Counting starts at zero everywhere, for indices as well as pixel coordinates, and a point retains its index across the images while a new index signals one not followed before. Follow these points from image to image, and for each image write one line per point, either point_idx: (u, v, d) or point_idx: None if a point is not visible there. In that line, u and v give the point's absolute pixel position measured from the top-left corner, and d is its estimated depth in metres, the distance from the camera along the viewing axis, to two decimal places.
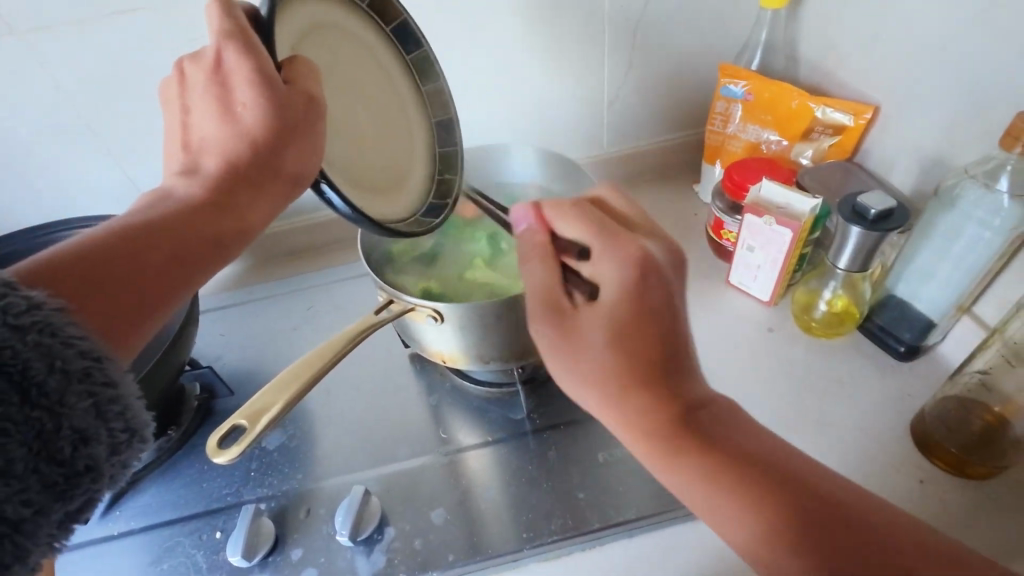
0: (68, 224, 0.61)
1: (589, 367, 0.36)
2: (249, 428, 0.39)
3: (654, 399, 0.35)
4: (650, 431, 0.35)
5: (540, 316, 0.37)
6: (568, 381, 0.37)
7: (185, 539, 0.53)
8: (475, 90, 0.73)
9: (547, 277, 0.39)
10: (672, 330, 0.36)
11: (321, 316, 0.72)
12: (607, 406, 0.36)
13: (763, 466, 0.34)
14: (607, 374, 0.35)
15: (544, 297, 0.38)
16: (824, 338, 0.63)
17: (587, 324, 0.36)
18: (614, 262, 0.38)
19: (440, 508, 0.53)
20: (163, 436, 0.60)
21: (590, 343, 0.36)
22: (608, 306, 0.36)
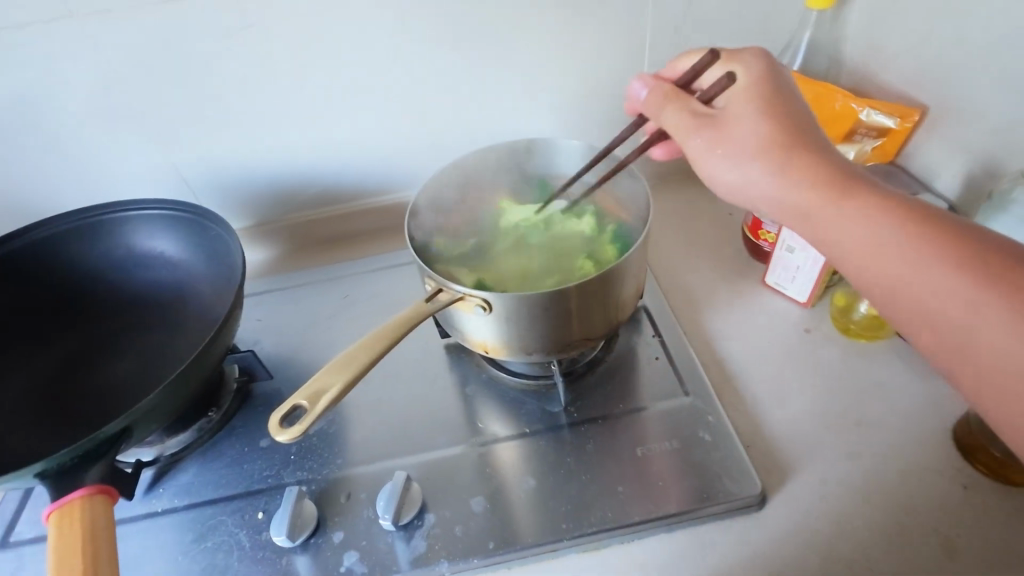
0: (113, 206, 0.62)
1: (744, 132, 0.44)
2: (312, 409, 0.38)
3: (806, 152, 0.43)
4: (814, 174, 0.42)
5: (689, 125, 0.47)
6: (733, 151, 0.45)
7: (228, 518, 0.54)
8: (516, 84, 0.74)
9: (685, 98, 0.48)
10: (796, 106, 0.45)
11: (356, 304, 0.73)
12: (777, 171, 0.43)
13: (907, 208, 0.40)
14: (765, 146, 0.43)
15: (689, 111, 0.47)
16: (863, 340, 0.63)
17: (738, 116, 0.45)
18: (736, 62, 0.48)
19: (479, 496, 0.53)
20: (203, 417, 0.61)
21: (741, 125, 0.45)
22: (735, 100, 0.46)
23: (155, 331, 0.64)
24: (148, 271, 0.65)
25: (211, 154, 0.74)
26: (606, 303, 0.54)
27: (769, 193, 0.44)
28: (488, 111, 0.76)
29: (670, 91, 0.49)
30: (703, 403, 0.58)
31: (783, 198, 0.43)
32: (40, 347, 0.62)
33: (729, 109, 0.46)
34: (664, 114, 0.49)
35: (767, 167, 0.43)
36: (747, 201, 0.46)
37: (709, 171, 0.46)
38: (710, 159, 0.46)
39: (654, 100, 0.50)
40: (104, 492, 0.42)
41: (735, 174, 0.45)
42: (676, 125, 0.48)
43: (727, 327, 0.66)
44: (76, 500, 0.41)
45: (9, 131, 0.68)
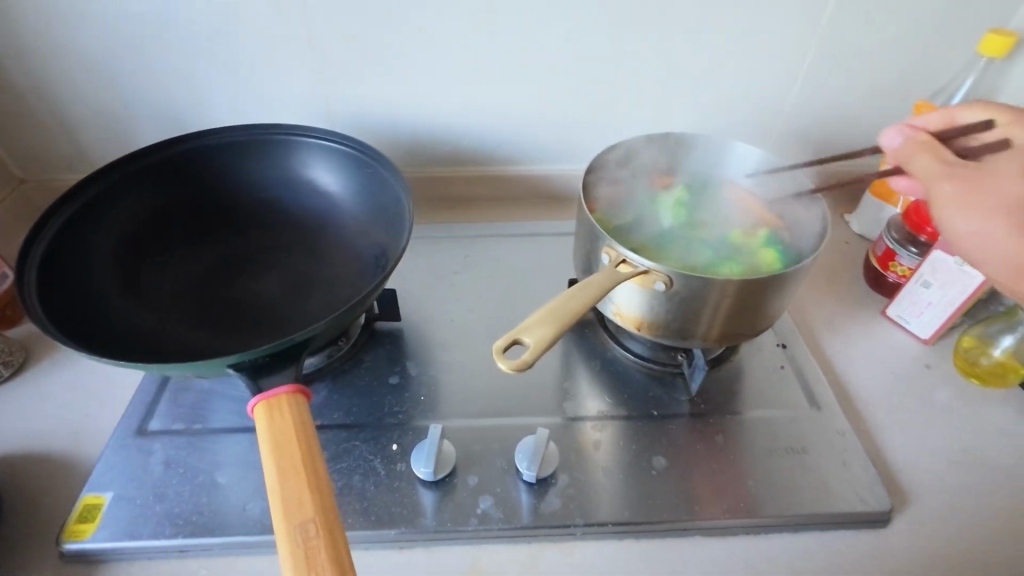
0: (285, 128, 0.64)
1: (999, 196, 0.44)
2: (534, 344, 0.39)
3: None
4: None
5: (942, 172, 0.47)
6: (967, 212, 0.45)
7: (362, 444, 0.55)
8: (682, 79, 0.75)
9: (939, 151, 0.49)
10: None
11: (479, 266, 0.75)
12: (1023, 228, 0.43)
13: None
14: (1015, 203, 0.44)
15: (946, 161, 0.48)
16: (975, 382, 0.64)
17: (1004, 172, 0.45)
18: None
19: (610, 467, 0.55)
20: (334, 344, 0.62)
21: (1002, 182, 0.45)
22: (1002, 159, 0.47)
23: (297, 255, 0.65)
24: (298, 197, 0.67)
25: (364, 97, 0.76)
26: (763, 308, 0.54)
27: (1008, 247, 0.44)
28: (647, 101, 0.77)
29: (925, 142, 0.50)
30: (829, 417, 0.59)
31: (1018, 252, 0.44)
32: (187, 250, 0.64)
33: (990, 164, 0.47)
34: (913, 161, 0.50)
35: (1009, 220, 0.44)
36: (973, 251, 0.46)
37: (945, 220, 0.47)
38: (950, 210, 0.46)
39: (907, 148, 0.51)
40: (303, 391, 0.42)
41: (970, 222, 0.45)
42: (924, 174, 0.49)
43: (847, 349, 0.67)
44: (282, 395, 0.41)
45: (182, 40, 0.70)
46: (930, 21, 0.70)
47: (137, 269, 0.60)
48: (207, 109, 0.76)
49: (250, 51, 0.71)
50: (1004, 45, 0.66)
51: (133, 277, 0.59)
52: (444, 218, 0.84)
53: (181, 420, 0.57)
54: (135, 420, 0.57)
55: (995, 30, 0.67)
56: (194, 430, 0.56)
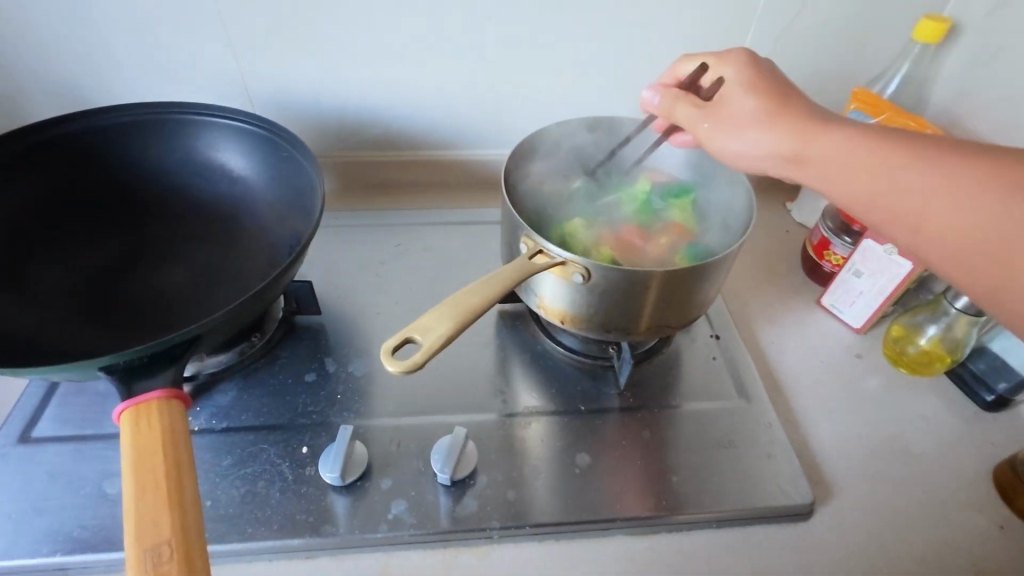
0: (188, 107, 0.59)
1: (736, 115, 0.48)
2: (425, 342, 0.37)
3: (795, 122, 0.45)
4: (794, 132, 0.45)
5: (699, 115, 0.50)
6: (729, 137, 0.48)
7: (270, 448, 0.52)
8: (620, 62, 0.73)
9: (692, 99, 0.51)
10: (783, 91, 0.48)
11: (410, 254, 0.72)
12: (769, 130, 0.46)
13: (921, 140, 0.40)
14: (753, 113, 0.47)
15: (695, 105, 0.51)
16: (908, 373, 0.64)
17: (736, 98, 0.48)
18: (724, 62, 0.52)
19: (532, 465, 0.53)
20: (247, 340, 0.59)
21: (734, 105, 0.48)
22: (728, 89, 0.50)
23: (205, 244, 0.61)
24: (205, 182, 0.63)
25: (283, 74, 0.71)
26: (689, 299, 0.53)
27: (765, 151, 0.46)
28: (590, 85, 0.75)
29: (677, 94, 0.52)
30: (757, 409, 0.58)
31: (774, 148, 0.45)
32: (81, 242, 0.59)
33: (726, 96, 0.50)
34: (676, 112, 0.52)
35: (765, 129, 0.46)
36: (753, 168, 0.48)
37: (718, 147, 0.49)
38: (718, 139, 0.48)
39: (666, 103, 0.52)
40: (180, 397, 0.38)
41: (730, 142, 0.47)
42: (687, 121, 0.51)
43: (781, 339, 0.67)
44: (153, 401, 0.37)
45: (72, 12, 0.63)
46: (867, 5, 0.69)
47: (20, 263, 0.55)
48: (110, 87, 0.70)
49: (153, 23, 0.65)
50: (937, 32, 0.65)
51: (15, 272, 0.54)
52: (374, 204, 0.81)
53: (71, 424, 0.53)
54: (20, 426, 0.52)
55: (929, 15, 0.66)
56: (85, 435, 0.52)
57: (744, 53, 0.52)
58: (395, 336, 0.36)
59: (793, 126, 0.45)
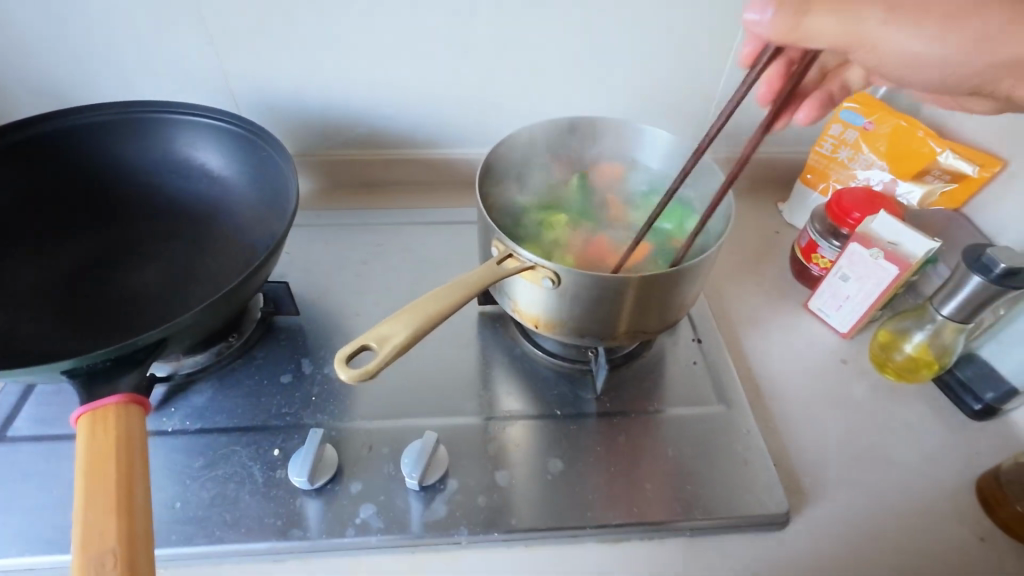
0: (159, 106, 0.59)
1: (928, 4, 0.39)
2: (378, 350, 0.36)
3: (999, 13, 0.39)
4: (1005, 31, 0.39)
5: (850, 0, 0.38)
6: (919, 36, 0.39)
7: (242, 449, 0.52)
8: (605, 61, 0.72)
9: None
10: None
11: (392, 255, 0.72)
12: (948, 23, 0.39)
13: None
14: (925, 1, 0.39)
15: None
16: (895, 379, 0.62)
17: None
18: None
19: (505, 470, 0.52)
20: (223, 341, 0.59)
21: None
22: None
23: (180, 244, 0.62)
24: (184, 181, 0.63)
25: (266, 72, 0.70)
26: (666, 304, 0.52)
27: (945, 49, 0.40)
28: (575, 84, 0.74)
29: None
30: (736, 415, 0.57)
31: (956, 48, 0.40)
32: (58, 239, 0.60)
33: None
34: (808, 25, 0.38)
35: (974, 27, 0.39)
36: (923, 68, 0.41)
37: (889, 46, 0.40)
38: (909, 38, 0.39)
39: (790, 18, 0.37)
40: (139, 401, 0.38)
41: (909, 35, 0.39)
42: (833, 36, 0.39)
43: (764, 343, 0.66)
44: (110, 406, 0.37)
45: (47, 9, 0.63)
46: None
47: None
48: (89, 84, 0.70)
49: (134, 21, 0.65)
50: None
51: None
52: (359, 202, 0.80)
53: (47, 423, 0.53)
54: None
55: None
56: (59, 435, 0.52)
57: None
58: (348, 345, 0.35)
59: (982, 24, 0.39)
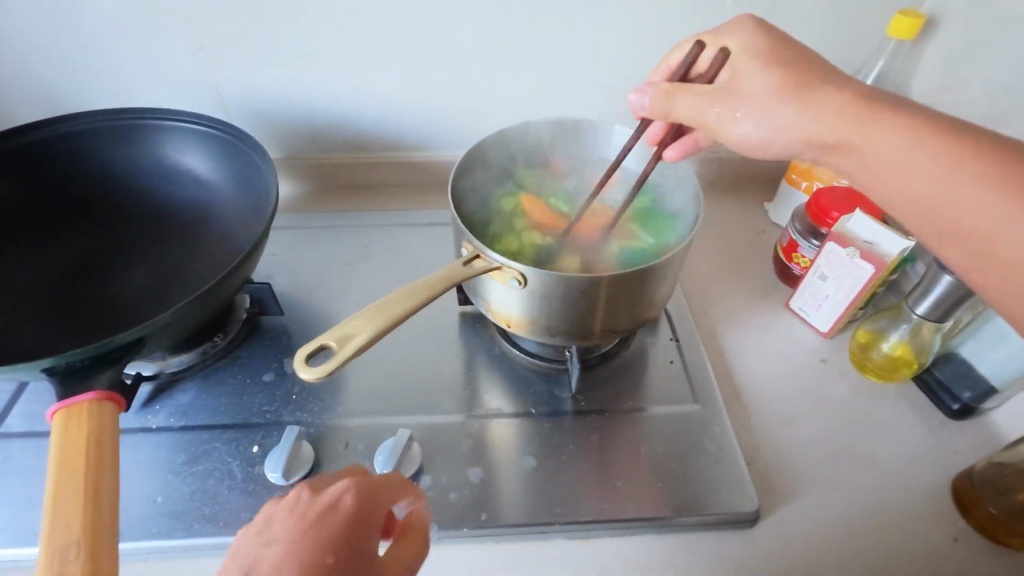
0: (147, 113, 0.62)
1: (764, 96, 0.45)
2: (339, 349, 0.37)
3: (833, 97, 0.43)
4: (842, 103, 0.42)
5: (707, 104, 0.47)
6: (765, 109, 0.45)
7: (221, 446, 0.53)
8: (586, 64, 0.73)
9: (694, 86, 0.47)
10: (808, 64, 0.46)
11: (378, 256, 0.73)
12: (796, 110, 0.44)
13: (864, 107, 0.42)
14: (778, 90, 0.45)
15: (700, 93, 0.47)
16: (875, 380, 0.62)
17: (748, 76, 0.46)
18: (725, 36, 0.50)
19: (477, 468, 0.53)
20: (208, 341, 0.60)
21: (754, 86, 0.46)
22: (741, 63, 0.47)
23: (169, 247, 0.66)
24: (175, 186, 0.66)
25: (254, 79, 0.72)
26: (636, 302, 0.51)
27: (792, 135, 0.45)
28: (558, 86, 0.75)
29: (671, 87, 0.48)
30: (711, 414, 0.58)
31: (805, 134, 0.44)
32: (55, 242, 0.64)
33: (738, 76, 0.47)
34: (676, 104, 0.48)
35: (787, 103, 0.44)
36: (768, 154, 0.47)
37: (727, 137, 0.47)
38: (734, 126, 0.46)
39: (659, 100, 0.48)
40: (112, 399, 0.41)
41: (750, 127, 0.46)
42: (691, 113, 0.47)
43: (744, 342, 0.66)
44: (86, 404, 0.40)
45: (41, 20, 0.65)
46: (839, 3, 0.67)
47: None
48: (83, 92, 0.72)
49: (127, 30, 0.67)
50: (913, 28, 0.62)
51: None
52: (348, 205, 0.82)
53: (37, 419, 0.55)
54: None
55: (905, 10, 0.63)
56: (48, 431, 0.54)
57: (743, 21, 0.50)
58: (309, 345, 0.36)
59: (839, 109, 0.42)
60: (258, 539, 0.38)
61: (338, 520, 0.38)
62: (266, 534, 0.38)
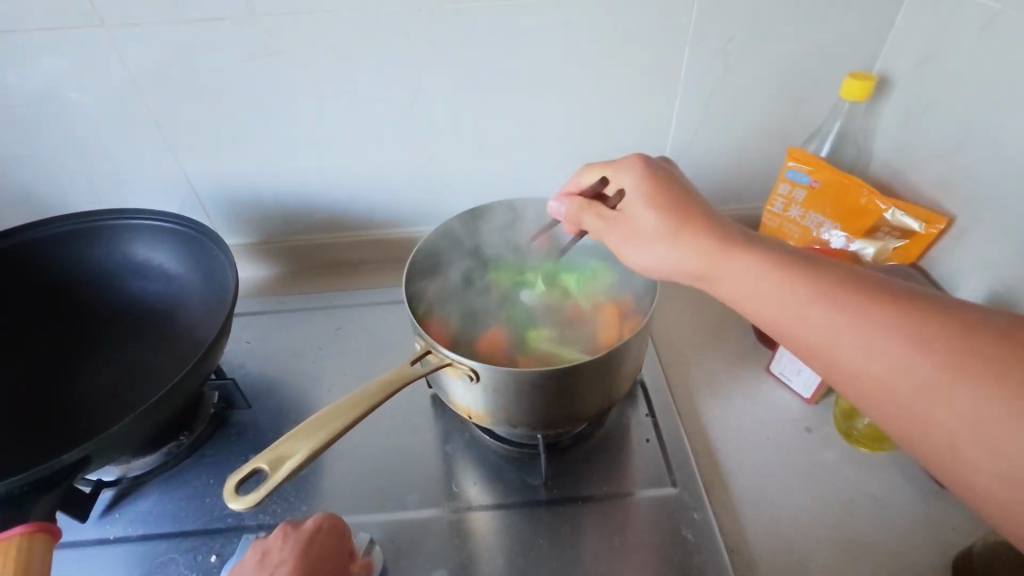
0: (113, 213, 0.63)
1: (647, 232, 0.46)
2: (269, 473, 0.39)
3: (697, 227, 0.44)
4: (698, 237, 0.44)
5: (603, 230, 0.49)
6: (646, 242, 0.46)
7: (179, 557, 0.52)
8: (550, 136, 0.74)
9: (595, 208, 0.50)
10: (690, 194, 0.47)
11: (350, 337, 0.73)
12: (679, 245, 0.45)
13: (721, 241, 0.43)
14: (672, 231, 0.45)
15: (602, 218, 0.49)
16: (865, 450, 0.59)
17: (638, 212, 0.47)
18: (618, 169, 0.50)
19: (441, 570, 0.51)
20: (173, 441, 0.59)
21: (644, 222, 0.46)
22: (632, 200, 0.48)
23: (139, 340, 0.66)
24: (142, 281, 0.67)
25: (225, 170, 0.74)
26: (602, 387, 0.49)
27: (679, 267, 0.45)
28: (524, 157, 0.76)
29: (582, 202, 0.51)
30: (689, 497, 0.55)
31: (683, 264, 0.45)
32: (21, 346, 0.64)
33: (631, 207, 0.48)
34: (580, 224, 0.51)
35: (669, 240, 0.45)
36: (666, 277, 0.47)
37: (629, 259, 0.48)
38: (629, 254, 0.48)
39: (573, 213, 0.52)
40: (45, 530, 0.42)
41: (645, 259, 0.47)
42: (596, 231, 0.50)
43: (725, 412, 0.64)
44: (15, 538, 0.41)
45: (14, 129, 0.67)
46: (793, 66, 0.68)
47: None
48: (56, 190, 0.74)
49: (98, 133, 0.69)
50: (864, 89, 0.63)
51: None
52: (322, 284, 0.82)
53: None
54: None
55: (854, 74, 0.65)
56: None
57: (635, 157, 0.50)
58: (238, 474, 0.40)
59: (708, 244, 0.43)
60: (261, 569, 0.45)
61: (328, 539, 0.48)
62: (268, 563, 0.46)
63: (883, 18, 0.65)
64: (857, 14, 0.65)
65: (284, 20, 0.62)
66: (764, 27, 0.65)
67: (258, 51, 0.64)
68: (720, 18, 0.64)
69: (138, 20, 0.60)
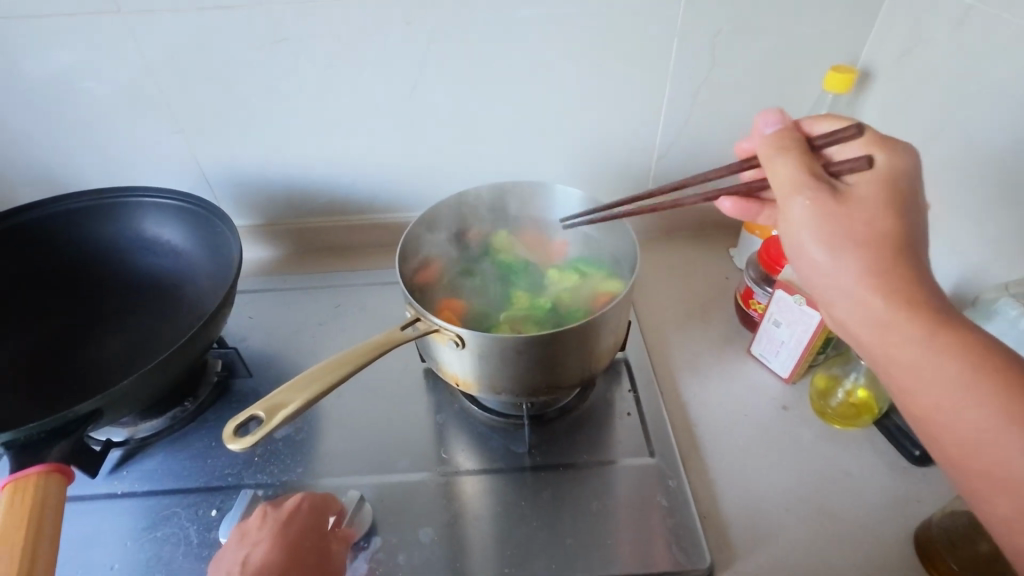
0: (126, 191, 0.67)
1: (860, 227, 0.38)
2: (265, 419, 0.42)
3: (908, 277, 0.37)
4: (901, 288, 0.37)
5: (804, 186, 0.40)
6: (832, 232, 0.39)
7: (182, 510, 0.55)
8: (543, 124, 0.76)
9: (807, 164, 0.42)
10: (918, 225, 0.39)
11: (348, 314, 0.76)
12: (867, 278, 0.37)
13: (926, 306, 0.36)
14: (876, 241, 0.38)
15: (810, 174, 0.41)
16: (839, 426, 0.62)
17: (858, 201, 0.39)
18: (884, 149, 0.42)
19: (429, 528, 0.54)
20: (178, 405, 0.62)
21: (863, 214, 0.39)
22: (867, 184, 0.40)
23: (148, 312, 0.70)
24: (150, 258, 0.70)
25: (231, 154, 0.77)
26: (581, 357, 0.52)
27: (851, 292, 0.38)
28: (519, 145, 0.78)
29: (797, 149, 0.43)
30: (666, 467, 0.58)
31: (866, 302, 0.38)
32: (36, 316, 0.68)
33: (854, 194, 0.40)
34: (775, 165, 0.43)
35: (860, 260, 0.38)
36: (825, 288, 0.40)
37: (794, 239, 0.41)
38: (803, 233, 0.40)
39: (783, 143, 0.43)
40: (60, 471, 0.45)
41: (822, 252, 0.39)
42: (781, 181, 0.42)
43: (705, 390, 0.66)
44: (33, 475, 0.44)
45: (32, 110, 0.71)
46: (778, 59, 0.71)
47: None
48: (70, 169, 0.77)
49: (112, 115, 0.72)
50: (845, 82, 0.66)
51: None
52: (323, 266, 0.86)
53: None
54: None
55: (837, 67, 0.67)
56: None
57: (908, 153, 0.42)
58: (236, 420, 0.43)
59: (909, 301, 0.36)
60: (241, 545, 0.49)
61: (308, 517, 0.51)
62: (247, 540, 0.49)
63: (865, 14, 0.67)
64: (839, 8, 0.67)
65: (289, 9, 0.65)
66: (750, 20, 0.68)
67: (264, 37, 0.67)
68: (707, 12, 0.67)
69: (151, 6, 0.63)
